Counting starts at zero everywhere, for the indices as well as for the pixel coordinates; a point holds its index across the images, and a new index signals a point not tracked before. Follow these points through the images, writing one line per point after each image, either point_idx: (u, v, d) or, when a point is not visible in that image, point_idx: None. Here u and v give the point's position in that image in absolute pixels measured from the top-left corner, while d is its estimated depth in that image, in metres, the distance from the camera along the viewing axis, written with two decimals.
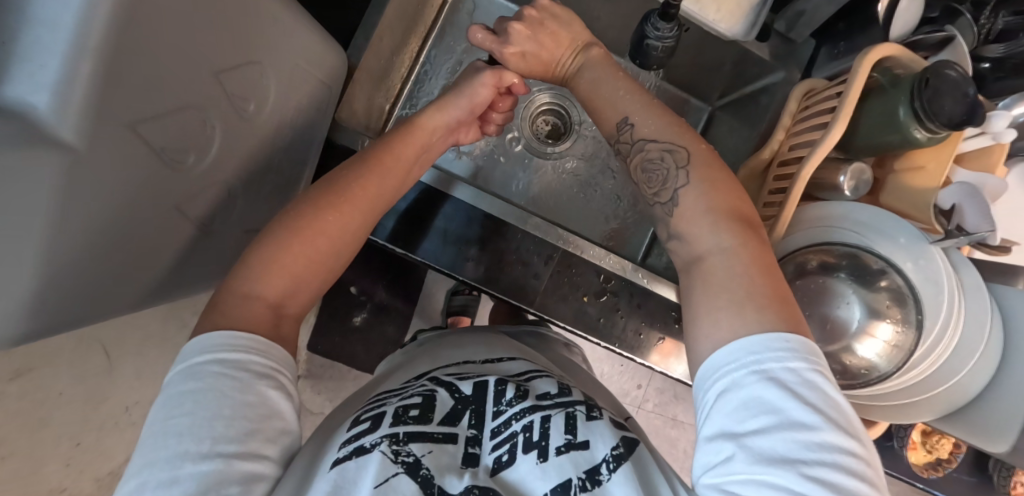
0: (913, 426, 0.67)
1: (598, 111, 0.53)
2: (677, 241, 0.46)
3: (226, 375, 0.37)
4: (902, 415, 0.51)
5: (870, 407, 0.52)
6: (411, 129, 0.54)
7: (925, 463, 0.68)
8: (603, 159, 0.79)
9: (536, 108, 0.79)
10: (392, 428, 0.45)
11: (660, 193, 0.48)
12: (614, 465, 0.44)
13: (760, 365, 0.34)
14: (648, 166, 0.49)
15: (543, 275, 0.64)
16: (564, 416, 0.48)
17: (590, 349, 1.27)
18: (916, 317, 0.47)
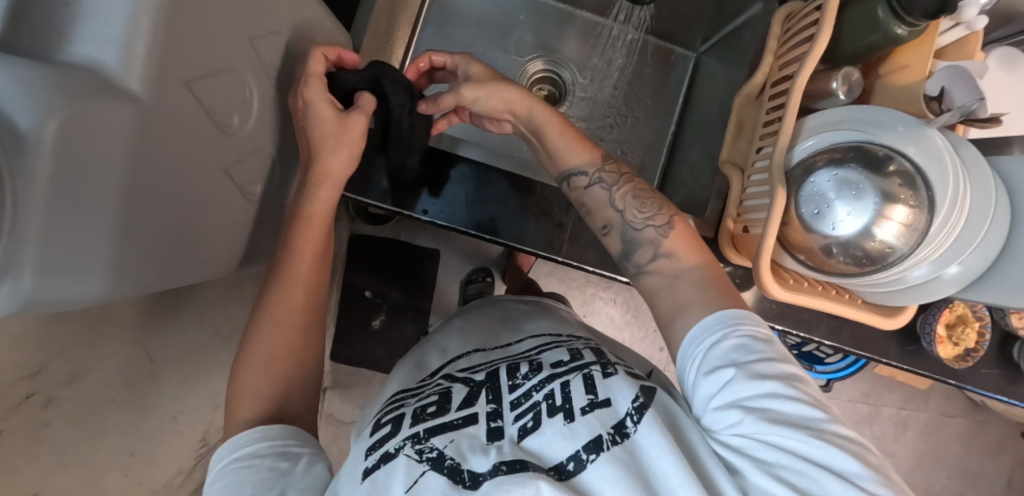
0: (939, 321, 0.69)
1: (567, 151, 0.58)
2: (662, 262, 0.52)
3: (244, 465, 0.43)
4: (919, 297, 0.53)
5: (891, 295, 0.54)
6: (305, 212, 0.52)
7: (955, 355, 0.71)
8: (601, 116, 0.81)
9: (532, 74, 0.81)
10: (412, 430, 0.47)
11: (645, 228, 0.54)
12: (639, 416, 0.42)
13: (737, 318, 0.44)
14: (629, 206, 0.55)
15: (567, 224, 0.66)
16: (583, 378, 0.47)
17: (609, 319, 1.30)
18: (926, 194, 0.49)
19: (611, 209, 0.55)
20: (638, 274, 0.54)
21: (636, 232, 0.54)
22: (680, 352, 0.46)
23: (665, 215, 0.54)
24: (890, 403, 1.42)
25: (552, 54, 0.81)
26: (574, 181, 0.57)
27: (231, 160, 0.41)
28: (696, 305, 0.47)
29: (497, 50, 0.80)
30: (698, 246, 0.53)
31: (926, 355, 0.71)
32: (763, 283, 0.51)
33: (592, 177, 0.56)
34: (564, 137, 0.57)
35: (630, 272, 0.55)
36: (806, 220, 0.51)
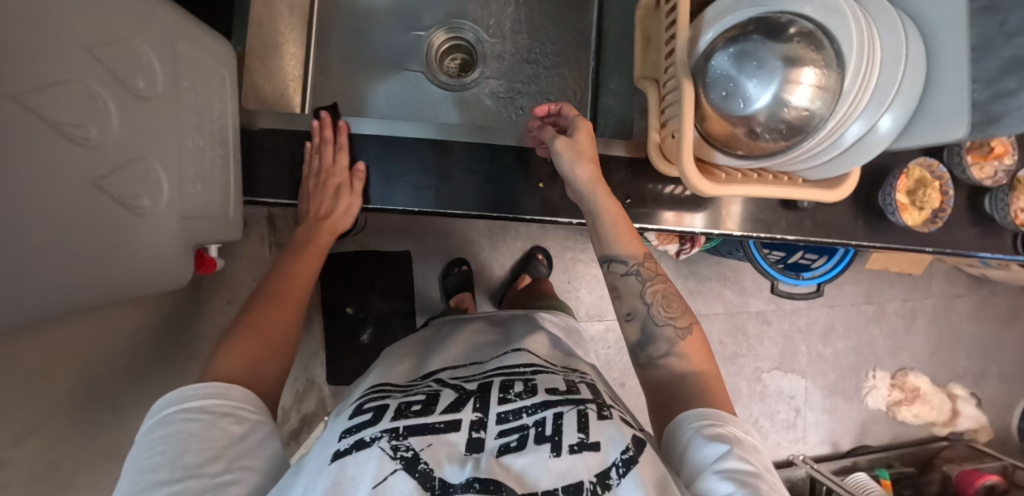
0: (898, 189, 0.67)
1: (622, 236, 0.61)
2: (672, 358, 0.57)
3: (191, 421, 0.43)
4: (846, 167, 0.50)
5: (825, 166, 0.51)
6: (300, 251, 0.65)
7: (920, 221, 0.69)
8: (519, 69, 0.78)
9: (440, 44, 0.78)
10: (392, 422, 0.48)
11: (675, 321, 0.59)
12: (625, 469, 0.45)
13: (728, 418, 0.51)
14: (660, 304, 0.60)
15: (494, 177, 0.66)
16: (576, 414, 0.50)
17: (595, 279, 1.29)
18: (832, 48, 0.47)
19: (640, 301, 0.60)
20: (647, 364, 0.59)
21: (653, 333, 0.59)
22: (675, 426, 0.51)
23: (685, 322, 0.59)
24: (891, 297, 1.41)
25: (452, 19, 0.77)
26: (614, 266, 0.61)
27: (102, 172, 0.39)
28: (697, 401, 0.54)
29: (398, 29, 0.77)
30: (706, 352, 0.59)
31: (894, 228, 0.70)
32: (687, 169, 0.48)
33: (631, 267, 0.60)
34: (619, 231, 0.61)
35: (640, 362, 0.60)
36: (716, 103, 0.49)
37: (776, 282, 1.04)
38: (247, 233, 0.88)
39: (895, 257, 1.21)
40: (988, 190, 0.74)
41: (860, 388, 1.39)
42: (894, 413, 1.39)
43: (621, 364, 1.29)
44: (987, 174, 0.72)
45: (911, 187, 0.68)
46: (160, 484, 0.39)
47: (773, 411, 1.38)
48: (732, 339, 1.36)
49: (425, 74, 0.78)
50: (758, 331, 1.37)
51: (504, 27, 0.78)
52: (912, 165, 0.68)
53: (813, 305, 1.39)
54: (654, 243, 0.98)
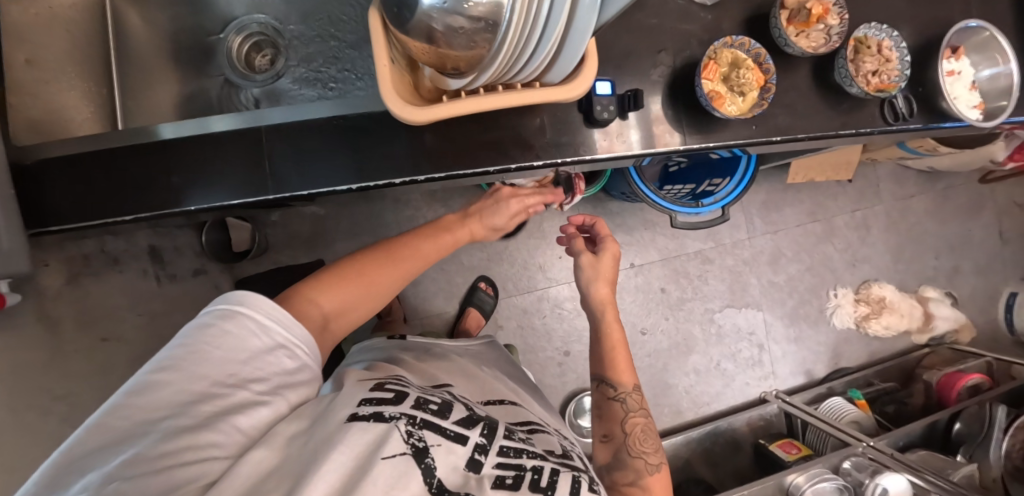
0: (704, 75, 0.61)
1: (618, 368, 0.68)
2: (636, 487, 0.59)
3: (255, 337, 0.41)
4: (574, 56, 0.45)
5: (557, 57, 0.46)
6: (439, 233, 0.66)
7: (747, 106, 0.64)
8: (320, 46, 0.75)
9: (249, 40, 0.77)
10: (412, 410, 0.42)
11: (648, 453, 0.62)
12: None
13: None
14: (641, 432, 0.63)
15: (267, 156, 0.63)
16: (571, 476, 0.45)
17: (517, 252, 1.25)
18: None
19: (619, 426, 0.64)
20: (610, 487, 0.61)
21: (626, 458, 0.61)
22: None
23: (653, 460, 0.61)
24: (839, 211, 1.32)
25: (248, 15, 0.77)
26: (604, 388, 0.67)
27: None
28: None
29: (198, 38, 0.78)
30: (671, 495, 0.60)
31: (728, 123, 0.65)
32: (386, 99, 0.46)
33: (621, 394, 0.66)
34: (614, 355, 0.69)
35: (606, 482, 0.61)
36: (395, 23, 0.44)
37: (676, 215, 0.99)
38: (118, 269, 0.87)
39: (818, 165, 1.13)
40: (832, 61, 0.69)
41: (824, 310, 1.31)
42: (865, 328, 1.31)
43: (561, 333, 1.25)
44: (816, 41, 0.67)
45: (723, 71, 0.63)
46: (197, 390, 0.36)
47: (735, 350, 1.31)
48: (675, 286, 1.29)
49: (237, 74, 0.77)
50: (701, 272, 1.30)
51: (306, 11, 0.76)
52: (724, 45, 0.63)
53: (754, 235, 1.31)
54: (534, 199, 0.96)
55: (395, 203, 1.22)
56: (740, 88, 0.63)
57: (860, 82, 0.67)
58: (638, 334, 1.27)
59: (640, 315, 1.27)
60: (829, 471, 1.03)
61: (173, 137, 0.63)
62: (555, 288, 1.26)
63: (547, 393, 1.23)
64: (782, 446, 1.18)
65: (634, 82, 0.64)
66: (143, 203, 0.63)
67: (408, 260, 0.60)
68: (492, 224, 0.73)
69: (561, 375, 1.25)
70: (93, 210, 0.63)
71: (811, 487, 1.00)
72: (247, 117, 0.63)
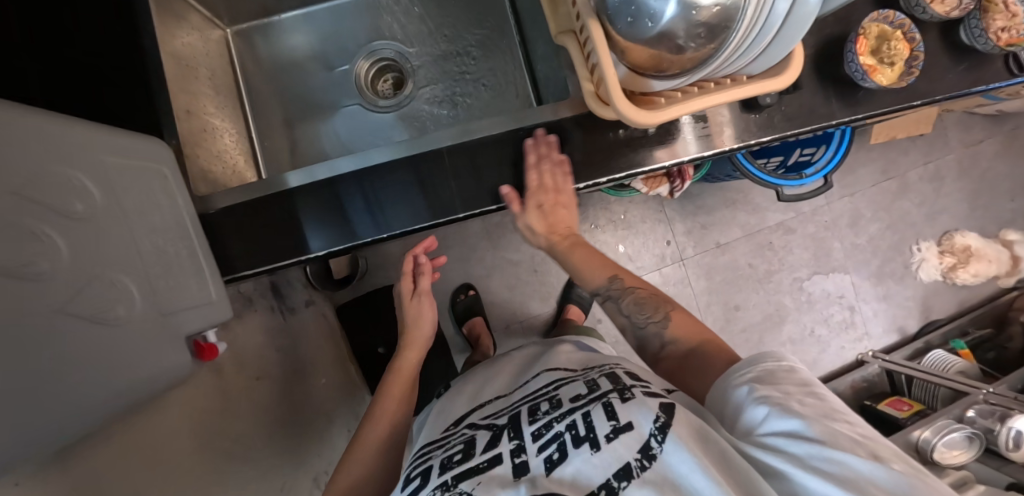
0: (857, 52, 0.63)
1: (589, 274, 0.75)
2: (671, 345, 0.66)
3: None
4: (781, 52, 0.47)
5: (763, 54, 0.48)
6: (396, 374, 0.75)
7: (897, 75, 0.65)
8: (447, 68, 0.77)
9: (372, 69, 0.78)
10: (442, 478, 0.50)
11: (652, 314, 0.68)
12: (662, 435, 0.44)
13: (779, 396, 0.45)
14: (636, 303, 0.70)
15: (448, 178, 0.64)
16: (602, 407, 0.50)
17: (606, 246, 1.25)
18: None
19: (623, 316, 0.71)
20: (665, 351, 0.67)
21: (646, 331, 0.68)
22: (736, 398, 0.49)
23: (660, 316, 0.68)
24: (912, 166, 1.34)
25: (369, 45, 0.78)
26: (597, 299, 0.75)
27: (64, 299, 0.39)
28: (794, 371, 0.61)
29: (320, 72, 0.79)
30: (696, 324, 0.67)
31: (874, 93, 0.66)
32: (618, 103, 0.46)
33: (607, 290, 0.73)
34: (585, 264, 0.75)
35: (651, 360, 0.69)
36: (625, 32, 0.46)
37: (780, 189, 0.99)
38: (254, 309, 0.89)
39: (901, 124, 1.15)
40: (960, 21, 0.70)
41: (909, 265, 1.34)
42: (952, 279, 1.33)
43: None
44: (949, 5, 0.69)
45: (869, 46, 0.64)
46: None
47: (827, 315, 1.32)
48: (761, 260, 1.30)
49: (366, 102, 0.78)
50: (785, 242, 1.31)
51: (428, 34, 0.77)
52: (876, 18, 0.64)
53: (832, 200, 1.32)
54: (644, 190, 0.96)
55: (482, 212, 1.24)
56: (891, 59, 0.64)
57: (1000, 38, 0.68)
58: (732, 310, 1.29)
59: (731, 292, 1.29)
60: (954, 421, 1.05)
61: (302, 184, 0.63)
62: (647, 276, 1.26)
63: None
64: (891, 404, 1.20)
65: None
66: (326, 237, 0.65)
67: (382, 407, 0.71)
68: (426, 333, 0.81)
69: None
70: (276, 250, 0.64)
71: (941, 440, 1.02)
72: (325, 167, 0.64)
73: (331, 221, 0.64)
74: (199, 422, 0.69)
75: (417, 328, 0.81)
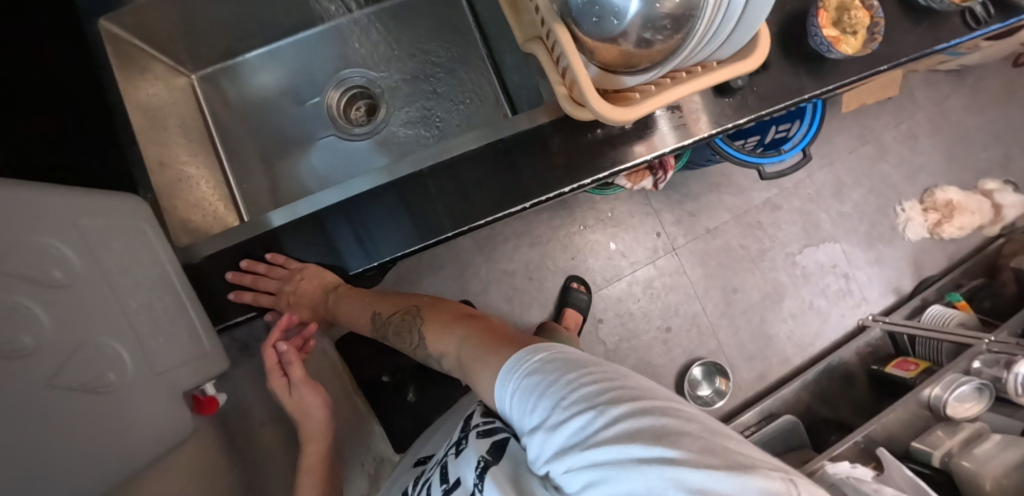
0: (820, 24, 0.64)
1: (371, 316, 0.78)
2: (442, 358, 0.67)
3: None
4: (747, 34, 0.47)
5: (729, 39, 0.48)
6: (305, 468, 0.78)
7: (858, 44, 0.67)
8: (418, 88, 0.77)
9: (343, 97, 0.78)
10: None
11: (414, 336, 0.72)
12: (480, 479, 0.48)
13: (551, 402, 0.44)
14: (406, 331, 0.73)
15: (436, 197, 0.63)
16: (439, 477, 0.58)
17: (598, 245, 1.24)
18: None
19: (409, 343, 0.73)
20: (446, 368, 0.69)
21: (420, 351, 0.72)
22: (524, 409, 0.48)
23: (416, 332, 0.71)
24: (885, 129, 1.37)
25: (339, 74, 0.77)
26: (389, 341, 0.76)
27: (51, 372, 0.38)
28: None
29: (291, 107, 0.78)
30: (443, 327, 0.67)
31: (840, 63, 0.67)
32: (594, 102, 0.45)
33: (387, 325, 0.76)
34: (357, 311, 0.80)
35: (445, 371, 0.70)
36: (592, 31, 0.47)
37: (762, 167, 1.00)
38: (250, 354, 0.86)
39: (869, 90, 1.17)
40: None
41: (895, 227, 1.36)
42: (939, 234, 1.36)
43: (658, 312, 1.25)
44: None
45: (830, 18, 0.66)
46: None
47: (823, 286, 1.33)
48: (752, 240, 1.30)
49: (340, 132, 0.77)
50: (773, 219, 1.32)
51: (396, 57, 0.77)
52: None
53: (813, 172, 1.34)
54: (628, 186, 0.95)
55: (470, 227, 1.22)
56: (851, 29, 0.66)
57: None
58: (730, 293, 1.29)
59: (727, 275, 1.29)
60: (962, 374, 1.06)
61: (286, 222, 0.62)
62: (642, 270, 1.26)
63: (660, 373, 1.25)
64: (899, 366, 1.20)
65: None
66: None
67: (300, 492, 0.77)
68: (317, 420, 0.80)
69: (667, 353, 1.25)
70: None
71: (952, 394, 1.03)
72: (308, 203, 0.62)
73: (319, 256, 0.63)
74: (206, 478, 0.67)
75: (307, 422, 0.79)
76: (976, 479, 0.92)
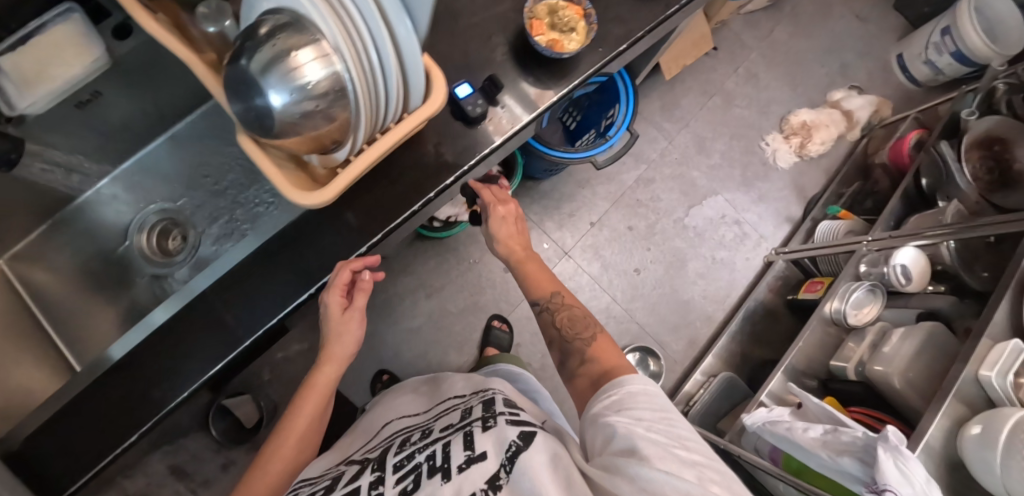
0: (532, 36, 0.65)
1: (539, 281, 0.74)
2: (589, 364, 0.63)
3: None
4: (419, 81, 0.51)
5: (408, 91, 0.51)
6: (310, 389, 0.65)
7: (582, 31, 0.67)
8: (218, 204, 0.79)
9: (153, 231, 0.80)
10: None
11: (581, 333, 0.67)
12: (509, 464, 0.47)
13: (639, 419, 0.46)
14: (570, 321, 0.69)
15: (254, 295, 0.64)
16: (462, 438, 0.54)
17: (494, 273, 1.26)
18: (304, 20, 0.46)
19: (551, 329, 0.69)
20: (570, 377, 0.65)
21: (570, 347, 0.67)
22: (597, 411, 0.50)
23: (587, 335, 0.66)
24: (725, 78, 1.45)
25: (145, 211, 0.80)
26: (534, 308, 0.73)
27: None
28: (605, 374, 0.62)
29: (108, 259, 0.79)
30: (611, 353, 0.64)
31: (578, 58, 0.70)
32: (293, 197, 0.50)
33: (542, 304, 0.71)
34: (531, 276, 0.74)
35: (565, 376, 0.66)
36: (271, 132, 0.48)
37: (595, 158, 1.03)
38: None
39: (682, 51, 1.24)
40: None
41: (766, 161, 1.43)
42: (807, 155, 1.42)
43: None
44: None
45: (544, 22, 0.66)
46: None
47: (720, 237, 1.37)
48: (638, 218, 1.34)
49: (159, 265, 0.80)
50: (651, 194, 1.36)
51: (190, 182, 0.80)
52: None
53: (673, 136, 1.39)
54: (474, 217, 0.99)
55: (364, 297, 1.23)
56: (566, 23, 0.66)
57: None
58: (633, 274, 1.32)
59: (626, 258, 1.32)
60: (854, 281, 1.09)
61: (129, 350, 0.60)
62: None
63: None
64: (808, 290, 1.24)
65: (489, 70, 0.68)
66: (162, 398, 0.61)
67: (276, 446, 0.61)
68: (352, 335, 0.66)
69: None
70: (105, 443, 0.60)
71: (849, 304, 1.06)
72: (173, 302, 0.62)
73: (167, 377, 0.62)
74: None
75: (336, 343, 0.66)
76: (887, 381, 0.94)
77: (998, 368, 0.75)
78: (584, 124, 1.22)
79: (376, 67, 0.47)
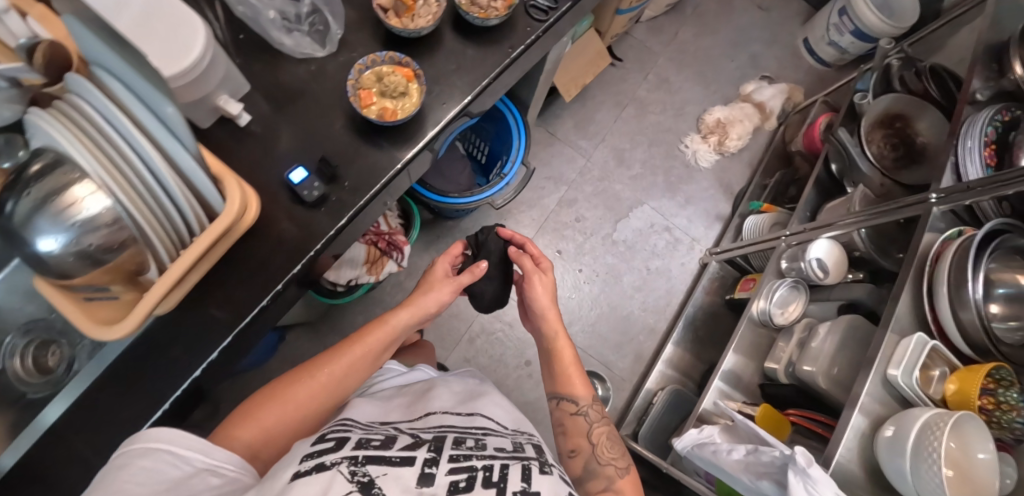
0: (360, 106, 0.63)
1: (570, 384, 0.79)
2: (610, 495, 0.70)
3: (175, 466, 0.47)
4: (207, 185, 0.49)
5: (201, 197, 0.50)
6: (382, 326, 0.73)
7: (413, 96, 0.65)
8: None
9: None
10: (353, 452, 0.53)
11: (615, 458, 0.74)
12: None
13: None
14: (608, 439, 0.75)
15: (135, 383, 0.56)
16: (519, 468, 0.57)
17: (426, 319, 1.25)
18: (64, 155, 0.44)
19: (585, 441, 0.75)
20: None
21: (593, 465, 0.73)
22: None
23: (623, 464, 0.73)
24: (636, 86, 1.44)
25: None
26: (564, 404, 0.78)
27: None
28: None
29: None
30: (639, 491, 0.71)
31: (422, 117, 0.68)
32: (92, 333, 0.48)
33: (581, 409, 0.77)
34: (567, 372, 0.79)
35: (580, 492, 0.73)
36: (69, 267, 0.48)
37: (493, 200, 1.04)
38: None
39: (579, 70, 1.23)
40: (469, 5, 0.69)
41: (688, 163, 1.42)
42: (727, 150, 1.42)
43: (509, 350, 1.26)
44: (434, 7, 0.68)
45: (372, 88, 0.64)
46: None
47: (652, 247, 1.36)
48: (566, 241, 1.33)
49: None
50: (575, 214, 1.34)
51: None
52: (366, 65, 0.63)
53: (591, 153, 1.38)
54: (375, 277, 0.97)
55: (295, 366, 1.21)
56: (396, 89, 0.64)
57: (493, 14, 0.70)
58: (568, 298, 1.30)
59: (559, 284, 1.31)
60: (778, 279, 1.07)
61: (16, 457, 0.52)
62: (478, 320, 1.27)
63: (539, 405, 1.24)
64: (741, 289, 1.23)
65: (328, 146, 0.66)
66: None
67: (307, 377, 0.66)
68: (441, 298, 0.77)
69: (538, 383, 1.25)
70: None
71: (774, 303, 1.04)
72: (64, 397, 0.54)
73: (70, 468, 0.54)
74: None
75: (415, 312, 0.75)
76: (813, 381, 0.93)
77: (904, 366, 0.71)
78: (493, 154, 1.23)
79: (157, 186, 0.46)
